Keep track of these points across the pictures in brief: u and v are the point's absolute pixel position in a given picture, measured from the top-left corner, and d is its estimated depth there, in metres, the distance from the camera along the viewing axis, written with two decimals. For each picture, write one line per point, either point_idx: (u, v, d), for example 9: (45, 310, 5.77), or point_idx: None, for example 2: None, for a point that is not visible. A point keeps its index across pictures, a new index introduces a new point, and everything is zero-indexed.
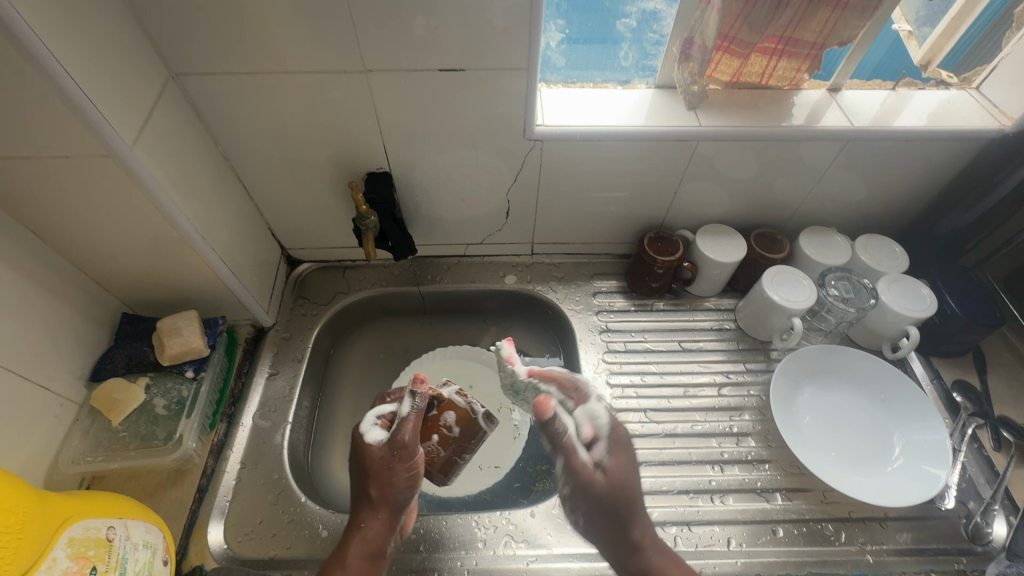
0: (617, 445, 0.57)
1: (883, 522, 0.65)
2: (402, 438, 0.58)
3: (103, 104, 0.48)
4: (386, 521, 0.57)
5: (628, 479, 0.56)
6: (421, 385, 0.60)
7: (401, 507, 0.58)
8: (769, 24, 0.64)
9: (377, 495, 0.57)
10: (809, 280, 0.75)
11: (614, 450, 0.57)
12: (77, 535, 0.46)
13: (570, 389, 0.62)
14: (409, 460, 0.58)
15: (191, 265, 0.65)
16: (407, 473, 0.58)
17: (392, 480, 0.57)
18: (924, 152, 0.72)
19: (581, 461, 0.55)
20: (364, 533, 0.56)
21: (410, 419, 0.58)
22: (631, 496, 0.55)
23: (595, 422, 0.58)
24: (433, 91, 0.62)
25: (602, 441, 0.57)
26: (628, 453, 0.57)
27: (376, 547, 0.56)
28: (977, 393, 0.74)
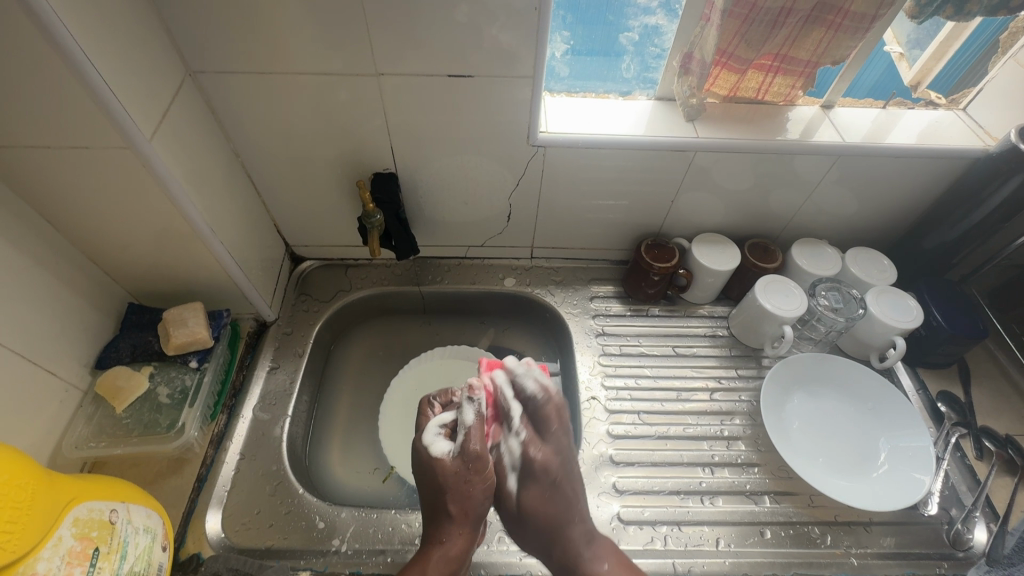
0: (537, 479, 0.62)
1: (868, 526, 0.67)
2: (473, 449, 0.60)
3: (125, 97, 0.50)
4: (466, 536, 0.59)
5: (548, 511, 0.60)
6: (477, 392, 0.61)
7: (480, 518, 0.60)
8: (766, 42, 0.67)
9: (456, 509, 0.59)
10: (800, 290, 0.77)
11: (532, 486, 0.62)
12: (82, 516, 0.47)
13: (500, 408, 0.65)
14: (481, 470, 0.60)
15: (200, 258, 0.66)
16: (480, 481, 0.60)
17: (467, 491, 0.59)
18: (911, 170, 0.75)
19: (508, 487, 0.63)
20: (446, 550, 0.57)
21: (476, 425, 0.61)
22: (554, 522, 0.60)
23: (514, 457, 0.64)
24: (441, 95, 0.64)
25: (523, 475, 0.63)
26: (551, 486, 0.61)
27: (456, 560, 0.57)
28: (961, 404, 0.76)
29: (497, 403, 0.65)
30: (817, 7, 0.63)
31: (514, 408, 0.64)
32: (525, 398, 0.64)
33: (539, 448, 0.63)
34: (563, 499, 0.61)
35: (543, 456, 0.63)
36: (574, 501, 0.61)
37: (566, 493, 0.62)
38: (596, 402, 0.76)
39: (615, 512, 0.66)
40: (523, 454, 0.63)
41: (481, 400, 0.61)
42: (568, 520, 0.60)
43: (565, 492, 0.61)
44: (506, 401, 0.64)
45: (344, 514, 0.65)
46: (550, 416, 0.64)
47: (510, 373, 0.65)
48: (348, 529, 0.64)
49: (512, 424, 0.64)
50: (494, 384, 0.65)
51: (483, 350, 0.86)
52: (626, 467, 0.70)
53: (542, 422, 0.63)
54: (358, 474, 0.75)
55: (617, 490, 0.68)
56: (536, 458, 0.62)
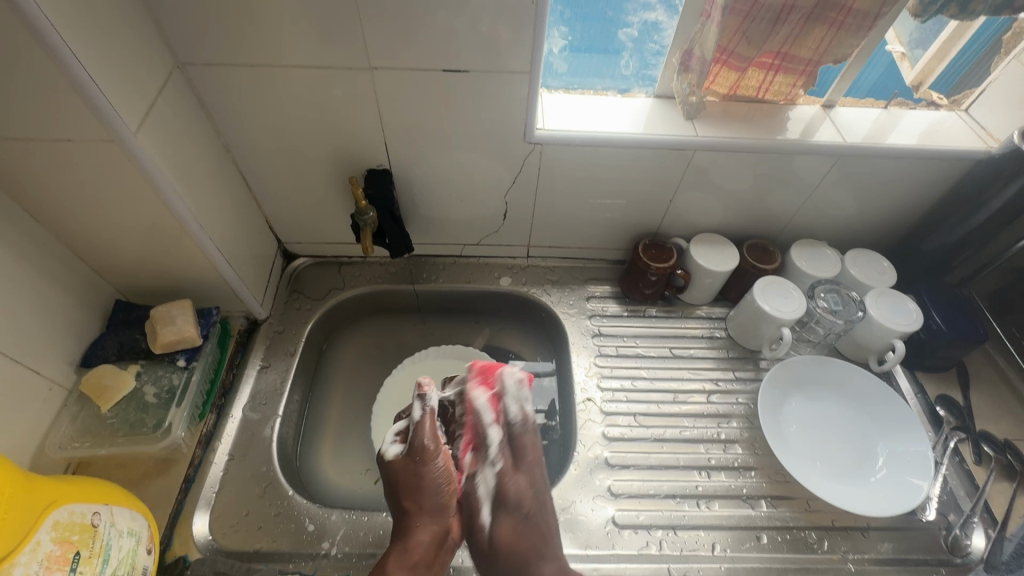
0: (510, 509, 0.59)
1: (865, 532, 0.66)
2: (421, 443, 0.59)
3: (110, 89, 0.49)
4: (427, 529, 0.57)
5: (517, 542, 0.57)
6: (426, 388, 0.60)
7: (441, 509, 0.58)
8: (767, 39, 0.66)
9: (411, 504, 0.58)
10: (798, 291, 0.76)
11: (505, 516, 0.59)
12: (62, 519, 0.46)
13: (478, 434, 0.63)
14: (433, 465, 0.59)
15: (188, 254, 0.65)
16: (434, 476, 0.59)
17: (421, 486, 0.58)
18: (913, 171, 0.74)
19: (481, 522, 0.59)
20: (406, 543, 0.56)
21: (423, 419, 0.60)
22: (524, 556, 0.56)
23: (486, 488, 0.61)
24: (436, 90, 0.63)
25: (496, 506, 0.60)
26: (524, 517, 0.59)
27: (419, 555, 0.55)
28: (960, 408, 0.75)
29: (475, 430, 0.64)
30: (820, 4, 0.62)
31: (493, 434, 0.63)
32: (507, 425, 0.63)
33: (516, 478, 0.61)
34: (536, 532, 0.58)
35: (518, 487, 0.60)
36: (547, 536, 0.58)
37: (541, 526, 0.59)
38: (591, 404, 0.75)
39: (610, 516, 0.65)
40: (500, 482, 0.61)
41: (428, 396, 0.60)
42: (541, 555, 0.56)
43: (538, 523, 0.59)
44: (485, 428, 0.63)
45: (334, 516, 0.64)
46: (526, 447, 0.63)
47: (503, 394, 0.64)
48: (338, 532, 0.62)
49: (490, 453, 0.62)
50: (472, 408, 0.64)
51: (477, 349, 0.85)
52: (622, 470, 0.69)
53: (520, 455, 0.62)
54: (350, 475, 0.74)
55: (612, 494, 0.67)
56: (510, 489, 0.60)
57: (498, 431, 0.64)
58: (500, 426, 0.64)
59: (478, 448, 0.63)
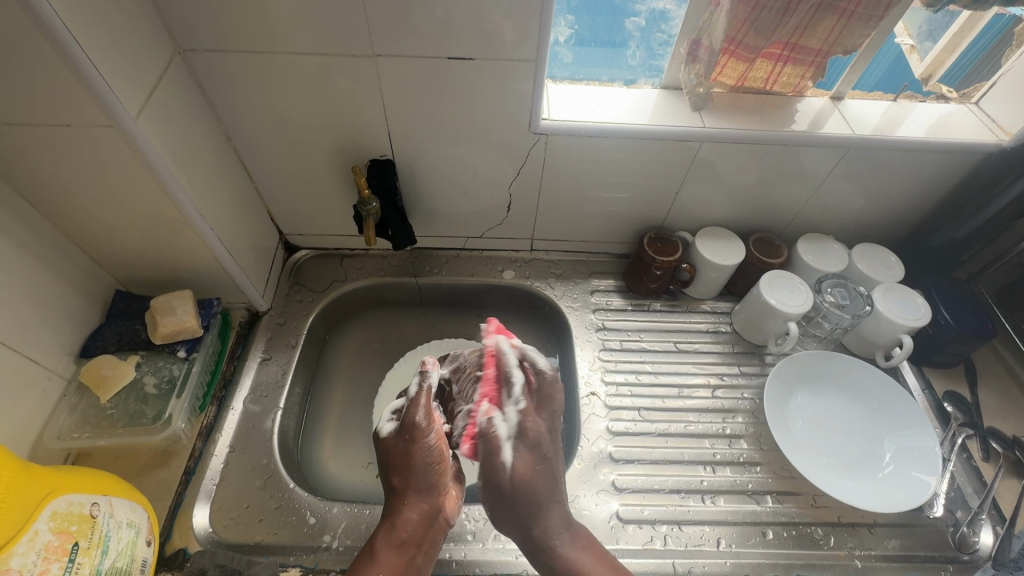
0: (532, 446, 0.62)
1: (872, 528, 0.65)
2: (413, 419, 0.61)
3: (109, 74, 0.48)
4: (415, 507, 0.58)
5: (531, 479, 0.60)
6: (428, 366, 0.63)
7: (429, 488, 0.59)
8: (776, 29, 0.65)
9: (400, 482, 0.59)
10: (805, 285, 0.75)
11: (524, 450, 0.61)
12: (61, 509, 0.45)
13: (501, 374, 0.66)
14: (422, 441, 0.60)
15: (189, 244, 0.64)
16: (424, 452, 0.60)
17: (410, 463, 0.60)
18: (922, 164, 0.73)
19: (500, 458, 0.61)
20: (393, 520, 0.57)
21: (419, 395, 0.62)
22: (535, 492, 0.60)
23: (510, 427, 0.63)
24: (440, 79, 0.62)
25: (518, 444, 0.62)
26: (541, 456, 0.62)
27: (406, 533, 0.56)
28: (968, 404, 0.74)
29: (499, 371, 0.66)
30: None
31: (515, 376, 0.65)
32: (536, 373, 0.65)
33: (536, 419, 0.63)
34: (548, 474, 0.61)
35: (538, 426, 0.63)
36: (556, 481, 0.61)
37: (553, 469, 0.62)
38: (595, 398, 0.75)
39: (614, 510, 0.65)
40: (521, 420, 0.63)
41: (429, 372, 0.63)
42: (550, 496, 0.60)
43: (550, 466, 0.62)
44: (510, 368, 0.66)
45: (335, 509, 0.63)
46: (554, 393, 0.65)
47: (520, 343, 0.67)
48: (340, 526, 0.62)
49: (513, 391, 0.64)
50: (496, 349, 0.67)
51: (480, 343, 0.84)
52: (626, 464, 0.69)
53: (545, 398, 0.64)
54: (351, 469, 0.73)
55: (616, 488, 0.67)
56: (532, 426, 0.62)
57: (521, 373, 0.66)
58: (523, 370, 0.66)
59: (502, 386, 0.65)
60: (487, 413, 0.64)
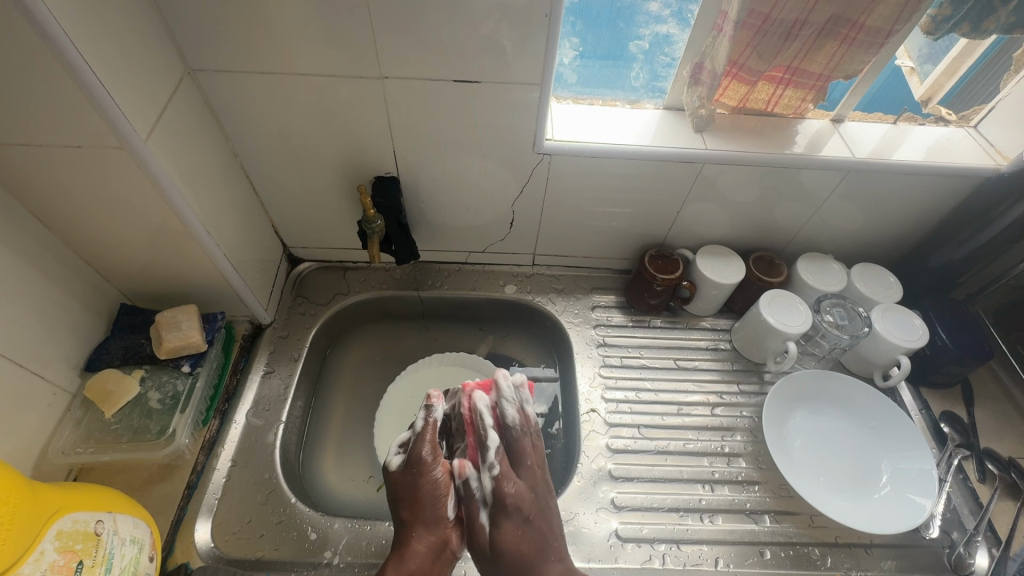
0: (511, 513, 0.57)
1: (868, 549, 0.66)
2: (419, 452, 0.60)
3: (120, 96, 0.48)
4: (425, 539, 0.57)
5: (521, 545, 0.56)
6: (433, 399, 0.62)
7: (439, 521, 0.58)
8: (778, 53, 0.66)
9: (408, 514, 0.58)
10: (805, 306, 0.76)
11: (507, 522, 0.57)
12: (66, 528, 0.46)
13: (477, 438, 0.62)
14: (428, 475, 0.59)
15: (195, 259, 0.65)
16: (431, 485, 0.59)
17: (418, 495, 0.59)
18: (921, 187, 0.74)
19: (480, 525, 0.57)
20: (403, 553, 0.56)
21: (425, 429, 0.61)
22: (525, 558, 0.56)
23: (485, 492, 0.59)
24: (447, 99, 0.63)
25: (495, 511, 0.58)
26: (525, 521, 0.57)
27: (416, 564, 0.55)
28: (964, 424, 0.75)
29: (476, 431, 0.62)
30: (832, 19, 0.62)
31: (492, 438, 0.61)
32: (506, 429, 0.62)
33: (515, 482, 0.59)
34: (537, 538, 0.57)
35: (518, 491, 0.59)
36: (550, 540, 0.58)
37: (540, 527, 0.58)
38: (595, 415, 0.75)
39: (613, 529, 0.65)
40: (499, 486, 0.59)
41: (435, 405, 0.62)
42: (542, 557, 0.56)
43: (539, 527, 0.58)
44: (486, 429, 0.62)
45: (337, 525, 0.63)
46: (524, 450, 0.62)
47: (495, 400, 0.63)
48: (340, 542, 0.62)
49: (489, 456, 0.60)
50: (475, 409, 0.63)
51: (482, 358, 0.84)
52: (625, 482, 0.69)
53: (517, 458, 0.61)
54: (352, 482, 0.74)
55: (616, 507, 0.67)
56: (509, 491, 0.58)
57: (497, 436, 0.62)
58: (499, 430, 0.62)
59: (479, 448, 0.61)
60: (464, 473, 0.60)
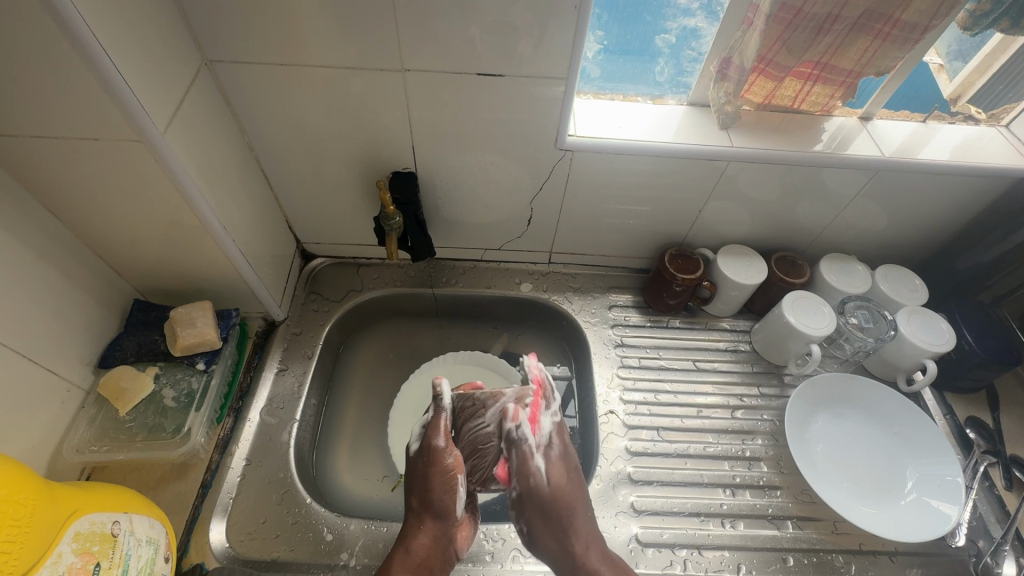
0: (560, 459, 0.60)
1: (893, 556, 0.65)
2: (431, 443, 0.58)
3: (139, 88, 0.47)
4: (429, 532, 0.56)
5: (567, 489, 0.58)
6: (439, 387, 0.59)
7: (443, 514, 0.57)
8: (808, 49, 0.64)
9: (416, 503, 0.57)
10: (829, 309, 0.74)
11: (556, 461, 0.59)
12: (83, 529, 0.45)
13: (543, 386, 0.63)
14: (440, 463, 0.57)
15: (210, 255, 0.64)
16: (441, 474, 0.57)
17: (427, 487, 0.57)
18: (950, 188, 0.72)
19: (534, 467, 0.57)
20: (407, 545, 0.56)
21: (435, 416, 0.59)
22: (569, 502, 0.58)
23: (543, 436, 0.60)
24: (468, 93, 0.61)
25: (550, 456, 0.59)
26: (572, 468, 0.60)
27: (419, 558, 0.55)
28: (990, 430, 0.74)
29: (539, 385, 0.62)
30: (865, 14, 0.60)
31: (553, 387, 0.63)
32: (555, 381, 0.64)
33: (565, 431, 0.62)
34: (580, 488, 0.60)
35: (563, 442, 0.61)
36: (586, 495, 0.60)
37: (581, 479, 0.61)
38: (613, 417, 0.74)
39: (633, 533, 0.64)
40: (553, 430, 0.61)
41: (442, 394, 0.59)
42: (584, 508, 0.59)
43: (580, 479, 0.60)
44: (550, 386, 0.63)
45: (353, 526, 0.63)
46: (572, 403, 0.65)
47: (551, 353, 0.66)
48: (357, 543, 0.61)
49: (552, 402, 0.62)
50: (540, 367, 0.63)
51: (498, 358, 0.83)
52: (645, 485, 0.68)
53: (569, 407, 0.63)
54: (366, 482, 0.73)
55: (635, 511, 0.66)
56: (557, 440, 0.61)
57: (557, 387, 0.64)
58: (557, 381, 0.64)
59: (543, 400, 0.61)
60: (515, 420, 0.58)
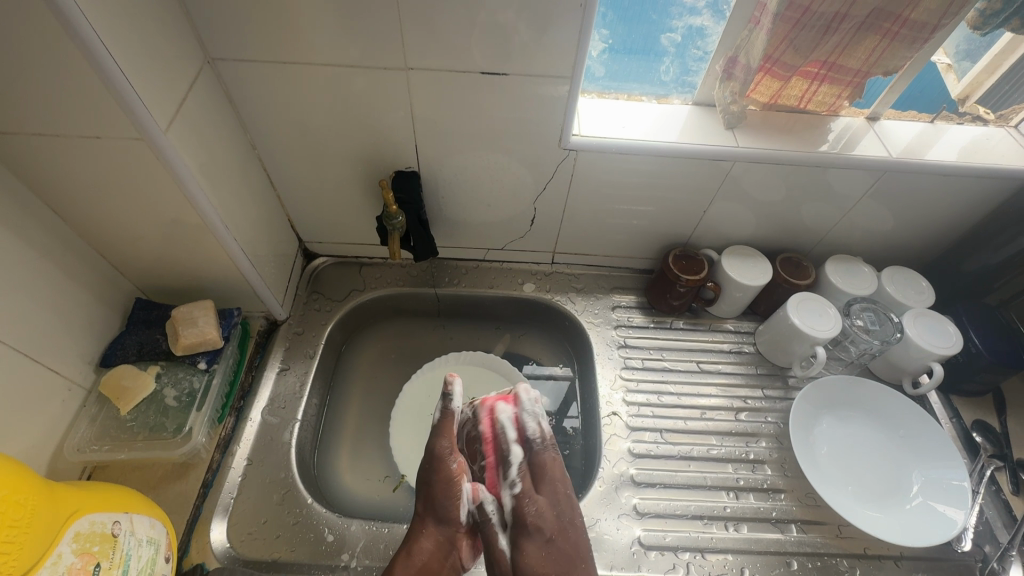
0: (531, 535, 0.54)
1: (897, 561, 0.64)
2: (437, 445, 0.59)
3: (141, 85, 0.47)
4: (432, 537, 0.55)
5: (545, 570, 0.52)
6: (451, 384, 0.61)
7: (447, 520, 0.56)
8: (816, 47, 0.63)
9: (421, 507, 0.57)
10: (835, 311, 0.73)
11: (529, 543, 0.53)
12: (83, 529, 0.45)
13: (500, 452, 0.60)
14: (443, 469, 0.57)
15: (212, 254, 0.64)
16: (444, 480, 0.57)
17: (432, 493, 0.57)
18: (959, 189, 0.71)
19: (500, 548, 0.54)
20: (410, 548, 0.55)
21: (444, 419, 0.60)
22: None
23: (505, 511, 0.56)
24: (472, 92, 0.61)
25: (516, 533, 0.54)
26: (548, 542, 0.53)
27: (421, 561, 0.54)
28: (996, 434, 0.73)
29: (496, 446, 0.60)
30: (873, 12, 0.59)
31: (515, 452, 0.59)
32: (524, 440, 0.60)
33: (537, 500, 0.56)
34: (563, 565, 0.52)
35: (537, 510, 0.55)
36: (577, 562, 0.53)
37: (568, 549, 0.53)
38: (616, 418, 0.73)
39: (636, 536, 0.64)
40: (517, 505, 0.56)
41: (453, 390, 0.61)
42: None
43: (563, 547, 0.53)
44: (507, 441, 0.60)
45: (354, 527, 0.62)
46: (547, 465, 0.58)
47: (518, 410, 0.61)
48: (358, 544, 0.61)
49: (508, 473, 0.58)
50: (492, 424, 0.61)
51: (499, 358, 0.82)
52: (648, 488, 0.68)
53: (540, 473, 0.58)
54: (367, 482, 0.72)
55: (638, 513, 0.66)
56: (529, 512, 0.55)
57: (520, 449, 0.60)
58: (523, 442, 0.60)
59: (499, 466, 0.59)
60: (475, 495, 0.57)
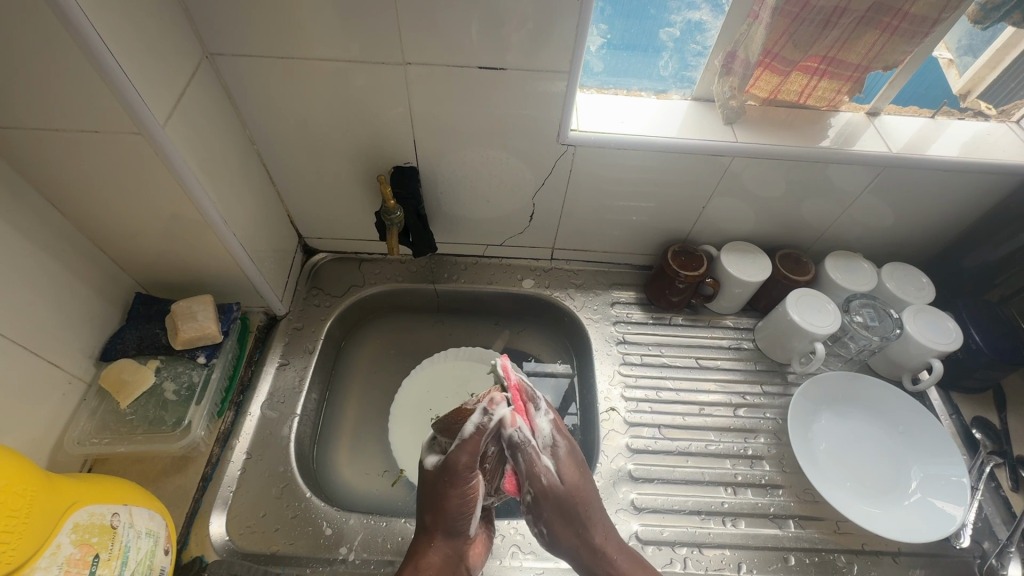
0: (565, 453, 0.57)
1: (896, 557, 0.64)
2: (458, 461, 0.53)
3: (139, 80, 0.47)
4: (441, 552, 0.54)
5: (581, 483, 0.56)
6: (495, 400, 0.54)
7: (457, 534, 0.55)
8: (815, 42, 0.63)
9: (430, 520, 0.55)
10: (834, 306, 0.73)
11: (564, 457, 0.56)
12: (82, 521, 0.45)
13: (527, 396, 0.57)
14: (463, 485, 0.54)
15: (211, 249, 0.64)
16: (460, 498, 0.54)
17: (443, 508, 0.54)
18: (959, 184, 0.71)
19: (546, 467, 0.54)
20: (418, 561, 0.54)
21: (475, 438, 0.53)
22: (585, 497, 0.56)
23: (542, 436, 0.56)
24: (470, 87, 0.61)
25: (553, 453, 0.56)
26: (578, 458, 0.58)
27: None
28: (996, 430, 0.73)
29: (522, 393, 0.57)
30: (873, 7, 0.59)
31: (538, 389, 0.58)
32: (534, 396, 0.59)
33: (562, 425, 0.59)
34: (588, 475, 0.58)
35: (564, 432, 0.59)
36: (592, 480, 0.59)
37: (587, 467, 0.59)
38: (615, 414, 0.74)
39: (633, 531, 0.64)
40: (553, 430, 0.57)
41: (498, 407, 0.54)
42: (595, 493, 0.57)
43: (587, 468, 0.59)
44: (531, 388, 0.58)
45: (352, 520, 0.63)
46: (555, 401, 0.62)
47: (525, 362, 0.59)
48: (356, 538, 0.61)
49: (540, 404, 0.57)
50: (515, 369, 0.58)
51: (496, 352, 0.82)
52: (646, 483, 0.68)
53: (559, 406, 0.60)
54: (367, 476, 0.73)
55: (636, 508, 0.66)
56: (559, 437, 0.57)
57: (541, 387, 0.59)
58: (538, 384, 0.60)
59: (528, 403, 0.57)
60: (514, 425, 0.54)
